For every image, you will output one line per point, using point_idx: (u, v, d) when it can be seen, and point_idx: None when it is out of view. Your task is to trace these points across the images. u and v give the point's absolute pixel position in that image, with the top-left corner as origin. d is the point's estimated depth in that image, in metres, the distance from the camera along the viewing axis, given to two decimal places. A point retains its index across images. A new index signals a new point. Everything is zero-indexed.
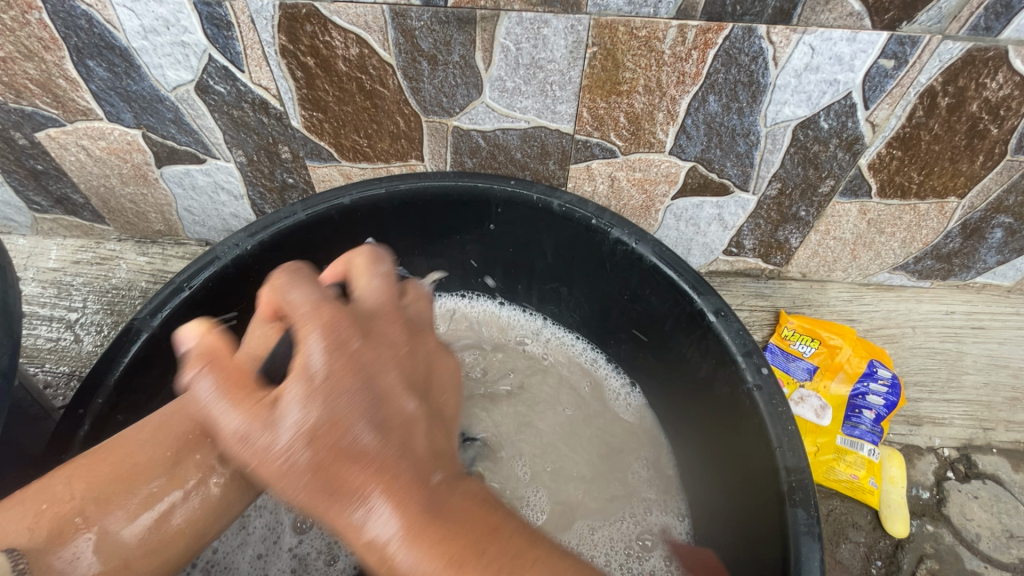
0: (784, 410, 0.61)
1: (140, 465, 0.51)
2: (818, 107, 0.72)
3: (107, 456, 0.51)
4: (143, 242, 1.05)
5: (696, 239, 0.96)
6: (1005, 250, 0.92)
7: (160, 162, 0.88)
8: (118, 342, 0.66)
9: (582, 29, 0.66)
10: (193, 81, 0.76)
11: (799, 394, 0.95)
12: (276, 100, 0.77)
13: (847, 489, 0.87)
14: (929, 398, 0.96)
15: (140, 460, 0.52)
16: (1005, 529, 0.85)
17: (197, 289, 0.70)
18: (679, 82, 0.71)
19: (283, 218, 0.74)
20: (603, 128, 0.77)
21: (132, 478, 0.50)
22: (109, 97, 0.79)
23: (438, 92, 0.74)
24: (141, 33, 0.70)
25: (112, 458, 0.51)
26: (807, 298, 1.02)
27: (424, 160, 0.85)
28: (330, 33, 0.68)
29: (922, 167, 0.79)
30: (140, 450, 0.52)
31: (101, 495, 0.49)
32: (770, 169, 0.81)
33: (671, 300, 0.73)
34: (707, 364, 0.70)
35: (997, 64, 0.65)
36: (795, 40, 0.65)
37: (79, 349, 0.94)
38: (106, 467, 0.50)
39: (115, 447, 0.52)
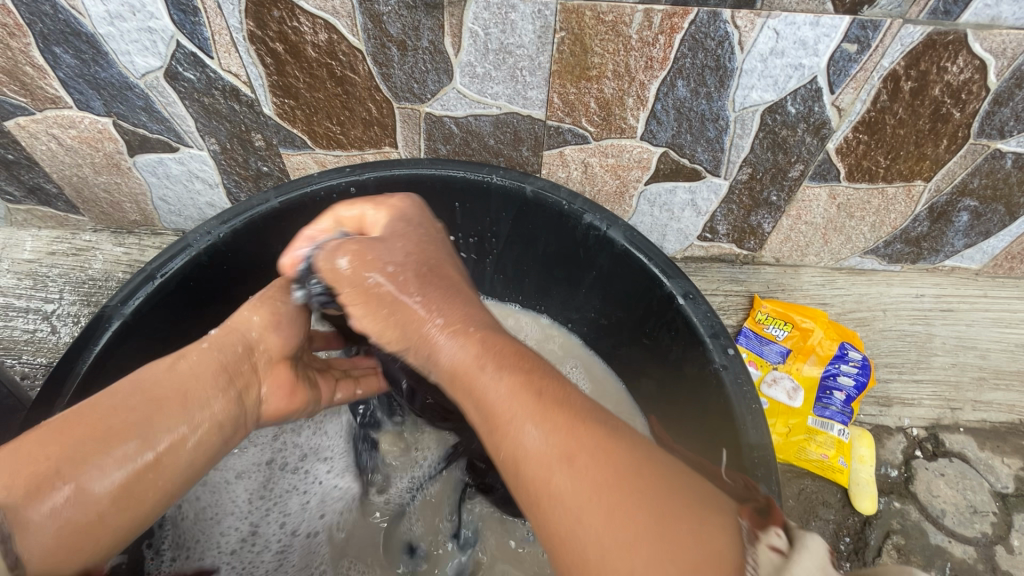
0: (748, 389, 0.63)
1: (117, 426, 0.47)
2: (784, 92, 0.73)
3: (77, 421, 0.47)
4: (119, 232, 1.04)
5: (671, 225, 0.97)
6: (971, 234, 0.94)
7: (133, 151, 0.88)
8: (89, 330, 0.66)
9: (550, 14, 0.66)
10: (162, 68, 0.75)
11: (772, 376, 0.97)
12: (246, 87, 0.77)
13: (817, 469, 0.89)
14: (899, 378, 0.98)
15: (117, 419, 0.48)
16: (969, 505, 0.88)
17: (169, 277, 0.70)
18: (647, 67, 0.71)
19: (256, 205, 0.74)
20: (574, 114, 0.78)
21: (111, 437, 0.47)
22: (78, 85, 0.78)
23: (409, 78, 0.75)
24: (107, 19, 0.69)
25: (87, 424, 0.47)
26: (780, 283, 1.04)
27: (398, 148, 0.86)
28: (297, 18, 0.68)
29: (889, 152, 0.80)
30: (114, 412, 0.48)
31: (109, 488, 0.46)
32: (740, 154, 0.82)
33: (643, 284, 0.74)
34: (677, 346, 0.71)
35: (958, 48, 0.66)
36: (759, 24, 0.66)
37: (56, 340, 0.94)
38: (78, 431, 0.46)
39: (87, 414, 0.48)
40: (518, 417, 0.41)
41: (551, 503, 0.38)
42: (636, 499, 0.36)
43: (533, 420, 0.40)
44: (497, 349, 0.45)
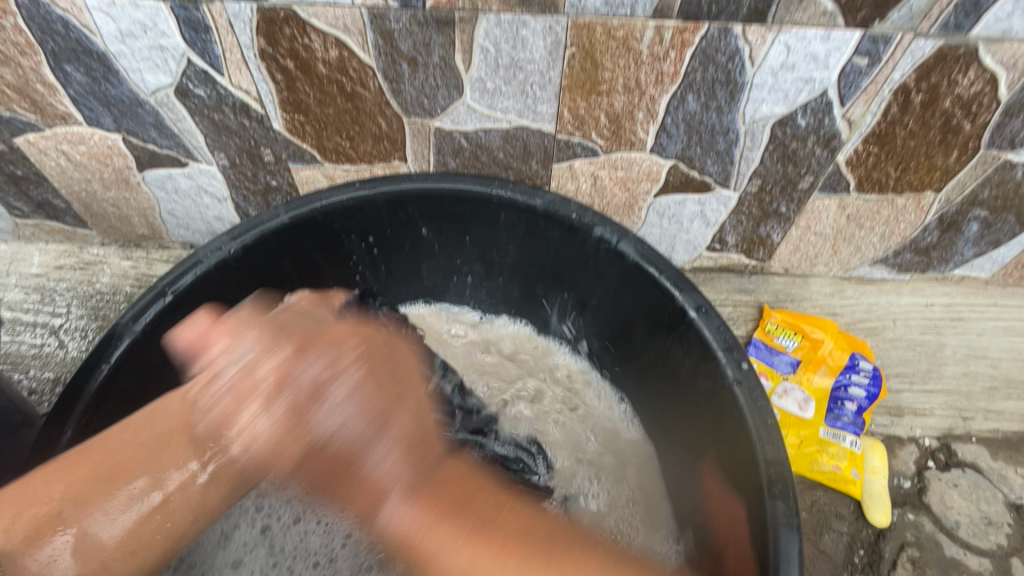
0: (763, 403, 0.62)
1: (120, 467, 0.49)
2: (795, 105, 0.73)
3: (95, 450, 0.50)
4: (127, 246, 1.04)
5: (680, 236, 0.96)
6: (981, 243, 0.94)
7: (142, 166, 0.88)
8: (101, 348, 0.66)
9: (560, 30, 0.66)
10: (172, 85, 0.75)
11: (783, 387, 0.96)
12: (257, 103, 0.77)
13: (830, 480, 0.89)
14: (910, 388, 0.98)
15: (124, 454, 0.50)
16: (983, 516, 0.87)
17: (180, 293, 0.70)
18: (658, 81, 0.71)
19: (266, 221, 0.74)
20: (584, 128, 0.78)
21: (113, 478, 0.49)
22: (88, 101, 0.78)
23: (419, 94, 0.75)
24: (118, 37, 0.70)
25: (96, 457, 0.50)
26: (790, 293, 1.03)
27: (407, 161, 0.86)
28: (308, 35, 0.68)
29: (899, 163, 0.80)
30: (125, 444, 0.51)
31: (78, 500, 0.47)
32: (750, 166, 0.82)
33: (655, 297, 0.74)
34: (690, 359, 0.71)
35: (968, 61, 0.66)
36: (770, 39, 0.66)
37: (64, 355, 0.94)
38: (87, 468, 0.49)
39: (100, 448, 0.51)
40: (439, 551, 0.48)
41: None
42: (556, 572, 0.46)
43: (434, 519, 0.49)
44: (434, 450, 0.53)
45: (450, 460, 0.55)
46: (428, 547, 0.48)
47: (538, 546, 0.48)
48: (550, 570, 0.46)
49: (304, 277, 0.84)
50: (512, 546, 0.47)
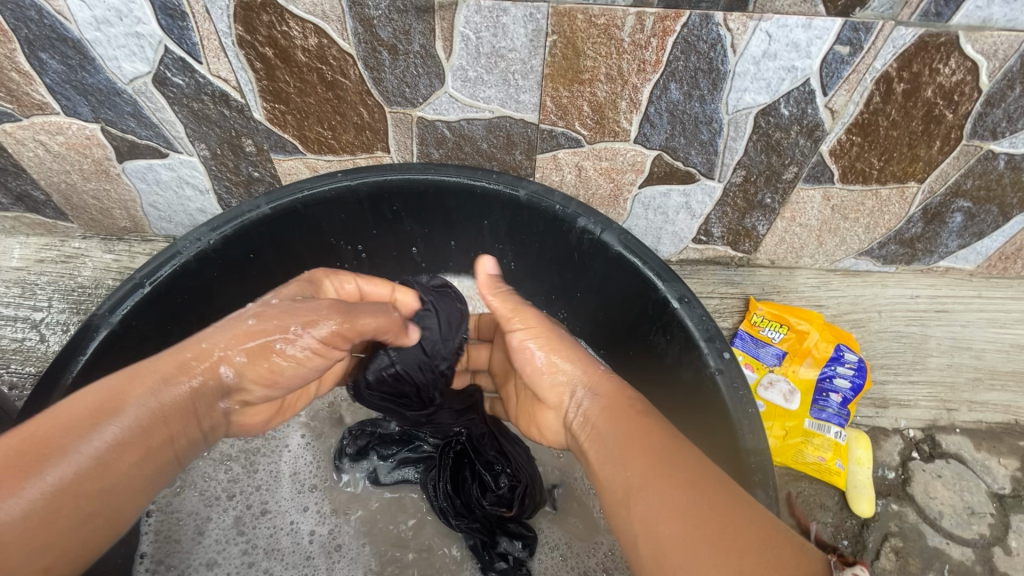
0: (744, 392, 0.62)
1: (49, 450, 0.43)
2: (777, 94, 0.73)
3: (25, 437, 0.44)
4: (109, 239, 1.03)
5: (666, 227, 0.96)
6: (965, 235, 0.94)
7: (122, 157, 0.87)
8: (76, 340, 0.65)
9: (541, 17, 0.66)
10: (150, 73, 0.74)
11: (768, 379, 0.97)
12: (236, 92, 0.76)
13: (814, 472, 0.89)
14: (895, 379, 0.98)
15: (57, 442, 0.44)
16: (967, 506, 0.88)
17: (158, 284, 0.69)
18: (640, 70, 0.71)
19: (246, 212, 0.73)
20: (567, 117, 0.77)
21: (38, 460, 0.43)
22: (64, 90, 0.77)
23: (400, 83, 0.74)
24: (93, 24, 0.68)
25: (27, 439, 0.44)
26: (776, 285, 1.03)
27: (390, 152, 0.85)
28: (287, 22, 0.68)
29: (882, 153, 0.80)
30: (61, 426, 0.45)
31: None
32: (734, 156, 0.82)
33: (638, 288, 0.73)
34: (673, 349, 0.71)
35: (949, 50, 0.66)
36: (751, 26, 0.65)
37: (45, 349, 0.93)
38: (14, 455, 0.43)
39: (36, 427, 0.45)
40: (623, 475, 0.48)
41: (633, 505, 0.46)
42: (704, 515, 0.42)
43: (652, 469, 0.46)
44: (630, 400, 0.57)
45: (604, 389, 0.58)
46: (627, 476, 0.48)
47: (675, 472, 0.45)
48: (684, 524, 0.41)
49: (287, 269, 0.84)
50: (690, 499, 0.43)
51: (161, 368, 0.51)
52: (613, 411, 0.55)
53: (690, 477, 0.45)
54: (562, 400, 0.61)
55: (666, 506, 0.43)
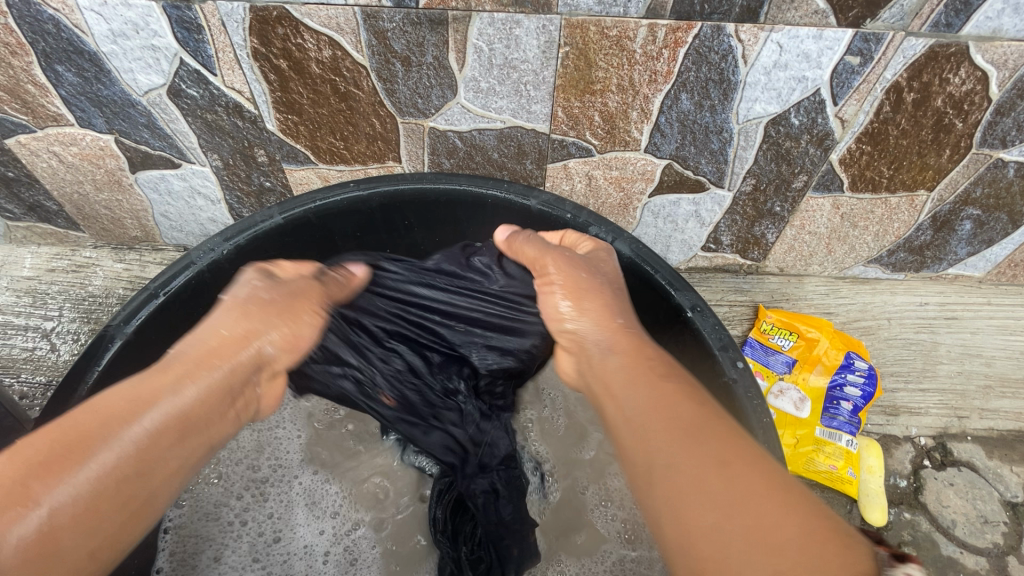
0: (759, 402, 0.62)
1: (89, 438, 0.41)
2: (788, 104, 0.73)
3: (63, 428, 0.41)
4: (120, 248, 1.04)
5: (675, 235, 0.96)
6: (975, 242, 0.94)
7: (135, 167, 0.87)
8: (91, 350, 0.65)
9: (554, 29, 0.66)
10: (165, 85, 0.75)
11: (779, 387, 0.96)
12: (250, 103, 0.76)
13: (826, 480, 0.88)
14: (906, 387, 0.98)
15: (95, 430, 0.41)
16: (980, 515, 0.87)
17: (171, 294, 0.69)
18: (651, 80, 0.71)
19: (260, 222, 0.73)
20: (578, 127, 0.78)
21: (79, 452, 0.40)
22: (79, 102, 0.77)
23: (413, 93, 0.74)
24: (110, 37, 0.69)
25: (67, 431, 0.41)
26: (785, 293, 1.04)
27: (401, 162, 0.85)
28: (301, 35, 0.68)
29: (892, 162, 0.80)
30: (99, 414, 0.42)
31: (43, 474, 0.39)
32: (744, 165, 0.82)
33: (650, 296, 0.73)
34: (685, 359, 0.71)
35: (959, 60, 0.67)
36: (763, 38, 0.66)
37: (56, 358, 0.93)
38: (58, 449, 0.40)
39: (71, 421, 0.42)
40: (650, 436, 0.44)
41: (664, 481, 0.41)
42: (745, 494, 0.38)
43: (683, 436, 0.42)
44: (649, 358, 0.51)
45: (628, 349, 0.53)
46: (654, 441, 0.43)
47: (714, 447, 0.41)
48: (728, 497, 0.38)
49: None
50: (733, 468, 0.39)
51: (198, 350, 0.48)
52: (633, 373, 0.49)
53: (719, 458, 0.40)
54: (574, 346, 0.56)
55: (711, 494, 0.38)
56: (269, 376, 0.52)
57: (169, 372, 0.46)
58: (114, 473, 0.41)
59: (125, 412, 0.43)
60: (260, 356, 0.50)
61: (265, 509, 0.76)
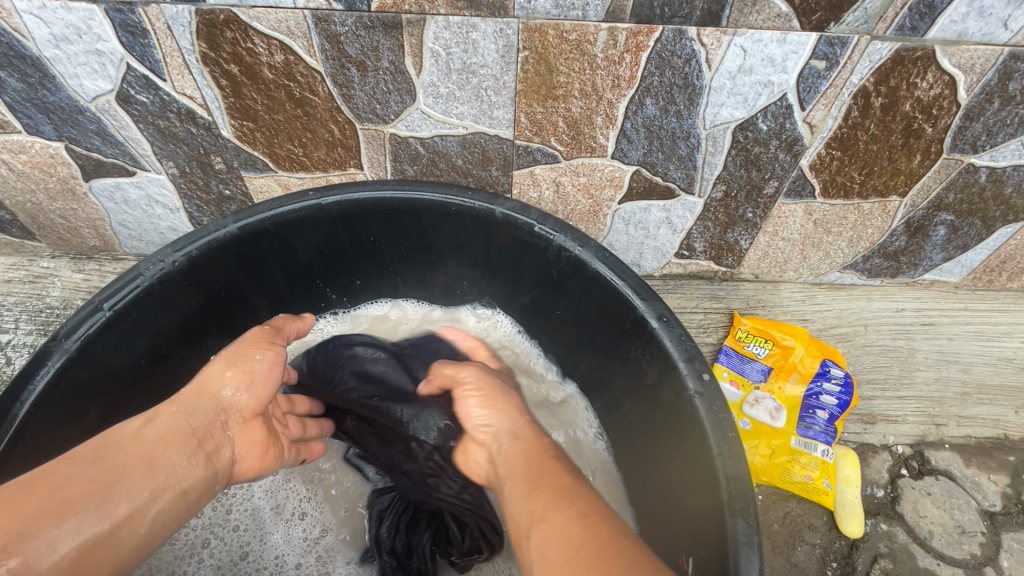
0: (724, 416, 0.60)
1: (70, 499, 0.47)
2: (755, 109, 0.72)
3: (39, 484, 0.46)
4: (79, 258, 1.00)
5: (648, 242, 0.95)
6: (950, 248, 0.93)
7: (88, 175, 0.84)
8: (28, 367, 0.61)
9: (511, 33, 0.64)
10: (113, 91, 0.72)
11: (754, 396, 0.95)
12: (203, 109, 0.74)
13: (802, 491, 0.87)
14: (883, 395, 0.96)
15: (71, 487, 0.47)
16: (957, 525, 0.85)
17: (118, 308, 0.67)
18: (614, 85, 0.69)
19: (213, 231, 0.71)
20: (542, 133, 0.76)
21: (59, 511, 0.45)
22: (25, 108, 0.75)
23: (370, 99, 0.72)
24: (52, 41, 0.67)
25: (41, 488, 0.46)
26: (761, 299, 1.02)
27: (364, 169, 0.83)
28: (251, 39, 0.66)
29: (863, 167, 0.79)
30: (72, 481, 0.48)
31: (30, 527, 0.44)
32: (714, 171, 0.80)
33: (617, 306, 0.71)
34: (652, 371, 0.68)
35: (926, 64, 0.65)
36: (725, 41, 0.64)
37: (10, 372, 0.89)
38: (35, 502, 0.45)
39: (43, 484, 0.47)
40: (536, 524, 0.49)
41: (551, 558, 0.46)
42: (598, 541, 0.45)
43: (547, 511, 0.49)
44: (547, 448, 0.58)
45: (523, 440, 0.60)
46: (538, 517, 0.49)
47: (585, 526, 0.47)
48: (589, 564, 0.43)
49: (257, 289, 0.81)
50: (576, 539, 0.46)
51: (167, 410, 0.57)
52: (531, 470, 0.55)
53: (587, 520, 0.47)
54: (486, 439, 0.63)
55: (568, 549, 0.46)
56: (239, 430, 0.62)
57: (140, 434, 0.54)
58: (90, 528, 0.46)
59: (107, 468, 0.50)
60: (228, 410, 0.61)
61: (226, 524, 0.74)
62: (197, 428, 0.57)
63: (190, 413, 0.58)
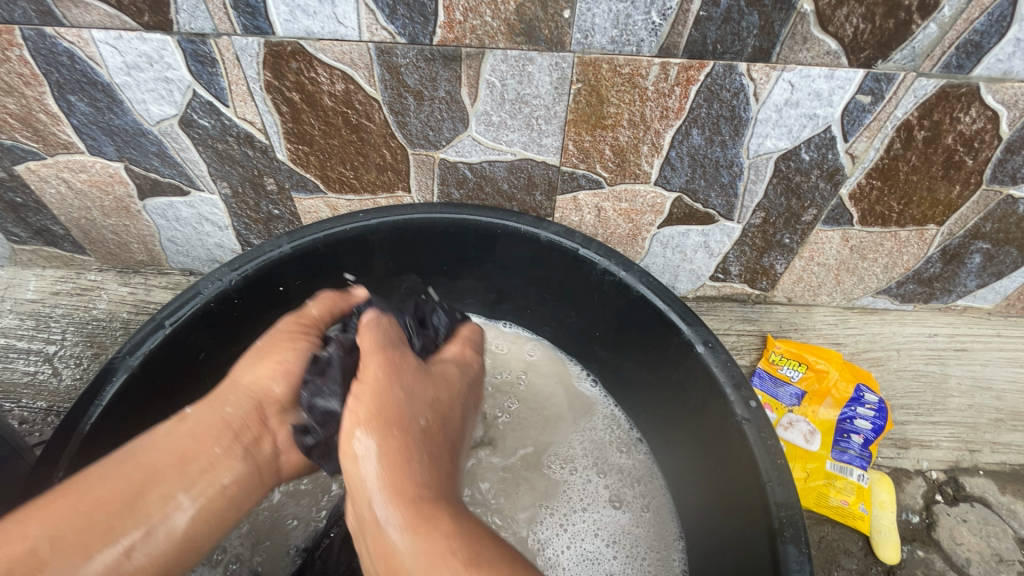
0: (772, 442, 0.61)
1: (104, 506, 0.46)
2: (799, 140, 0.73)
3: (77, 496, 0.46)
4: (125, 272, 1.03)
5: (683, 265, 0.96)
6: (984, 275, 0.94)
7: (143, 194, 0.87)
8: (95, 383, 0.63)
9: (566, 66, 0.67)
10: (177, 115, 0.75)
11: (788, 419, 0.95)
12: (261, 134, 0.77)
13: (838, 515, 0.86)
14: (916, 420, 0.97)
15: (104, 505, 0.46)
16: (995, 553, 0.84)
17: (178, 325, 0.68)
18: (662, 116, 0.71)
19: (268, 252, 0.73)
20: (589, 160, 0.78)
21: (94, 525, 0.45)
22: (91, 131, 0.78)
23: (424, 126, 0.75)
24: (124, 69, 0.70)
25: (82, 498, 0.46)
26: (793, 323, 1.03)
27: (411, 192, 0.85)
28: (315, 69, 0.69)
29: (902, 197, 0.80)
30: (105, 487, 0.47)
31: (71, 539, 0.43)
32: (754, 199, 0.82)
33: (660, 329, 0.73)
34: (696, 395, 0.69)
35: (970, 100, 0.67)
36: (774, 77, 0.66)
37: (58, 383, 0.90)
38: (64, 503, 0.45)
39: (77, 489, 0.47)
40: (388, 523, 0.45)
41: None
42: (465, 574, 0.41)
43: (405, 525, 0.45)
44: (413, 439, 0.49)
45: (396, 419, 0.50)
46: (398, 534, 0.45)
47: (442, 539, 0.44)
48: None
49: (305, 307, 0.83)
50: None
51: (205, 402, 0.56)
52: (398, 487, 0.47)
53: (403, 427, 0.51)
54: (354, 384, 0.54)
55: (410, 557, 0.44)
56: (278, 422, 0.58)
57: (170, 435, 0.52)
58: (141, 543, 0.46)
59: (143, 473, 0.48)
60: (263, 400, 0.57)
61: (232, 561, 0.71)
62: (231, 421, 0.55)
63: (214, 412, 0.55)
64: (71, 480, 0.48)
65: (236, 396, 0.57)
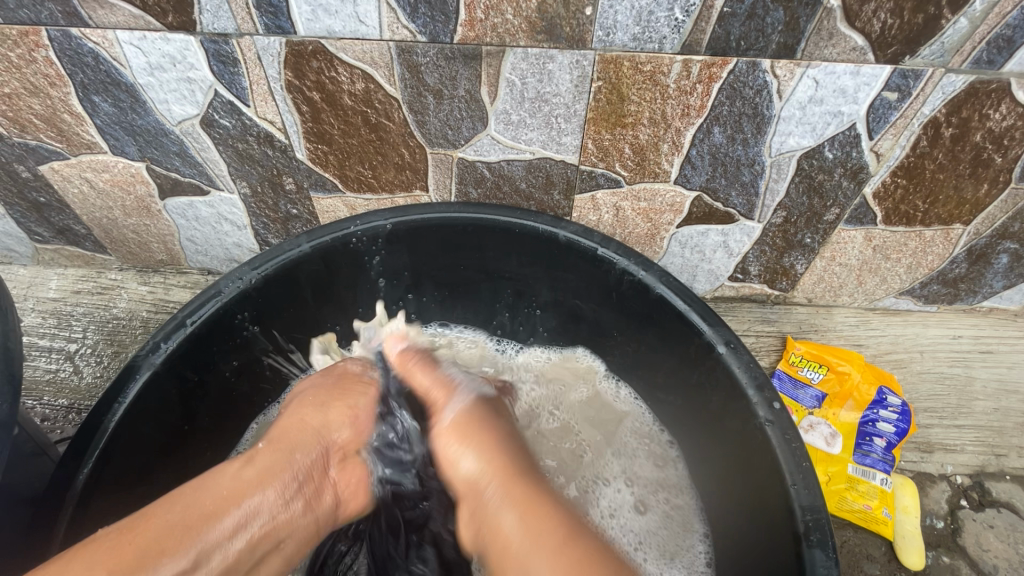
0: (797, 445, 0.60)
1: (167, 542, 0.46)
2: (822, 138, 0.72)
3: (131, 536, 0.45)
4: (145, 271, 1.04)
5: (702, 265, 0.95)
6: (1011, 275, 0.92)
7: (164, 194, 0.88)
8: (119, 380, 0.63)
9: (587, 64, 0.66)
10: (198, 115, 0.76)
11: (808, 421, 0.94)
12: (281, 133, 0.77)
13: (861, 520, 0.85)
14: (940, 423, 0.95)
15: (166, 539, 0.46)
16: (1023, 560, 0.82)
17: (199, 324, 0.69)
18: (683, 114, 0.71)
19: (288, 251, 0.73)
20: (608, 159, 0.77)
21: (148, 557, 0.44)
22: (114, 131, 0.79)
23: (443, 125, 0.75)
24: (147, 70, 0.70)
25: (143, 536, 0.46)
26: (813, 324, 1.02)
27: (428, 191, 0.85)
28: (335, 68, 0.69)
29: (928, 196, 0.79)
30: (174, 516, 0.47)
31: None
32: (775, 198, 0.81)
33: (680, 330, 0.72)
34: (718, 396, 0.69)
35: (1000, 96, 0.66)
36: (799, 73, 0.65)
37: (80, 381, 0.91)
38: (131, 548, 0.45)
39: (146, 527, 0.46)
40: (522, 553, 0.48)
41: None
42: None
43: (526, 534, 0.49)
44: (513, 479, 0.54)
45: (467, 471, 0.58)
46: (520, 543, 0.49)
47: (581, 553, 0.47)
48: None
49: (323, 305, 0.83)
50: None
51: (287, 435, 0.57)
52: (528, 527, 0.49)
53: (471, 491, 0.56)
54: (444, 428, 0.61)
55: (547, 551, 0.47)
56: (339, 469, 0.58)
57: (238, 476, 0.52)
58: None
59: (204, 510, 0.49)
60: (327, 448, 0.58)
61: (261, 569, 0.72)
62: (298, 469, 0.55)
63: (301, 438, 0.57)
64: (140, 512, 0.48)
65: (304, 443, 0.57)
